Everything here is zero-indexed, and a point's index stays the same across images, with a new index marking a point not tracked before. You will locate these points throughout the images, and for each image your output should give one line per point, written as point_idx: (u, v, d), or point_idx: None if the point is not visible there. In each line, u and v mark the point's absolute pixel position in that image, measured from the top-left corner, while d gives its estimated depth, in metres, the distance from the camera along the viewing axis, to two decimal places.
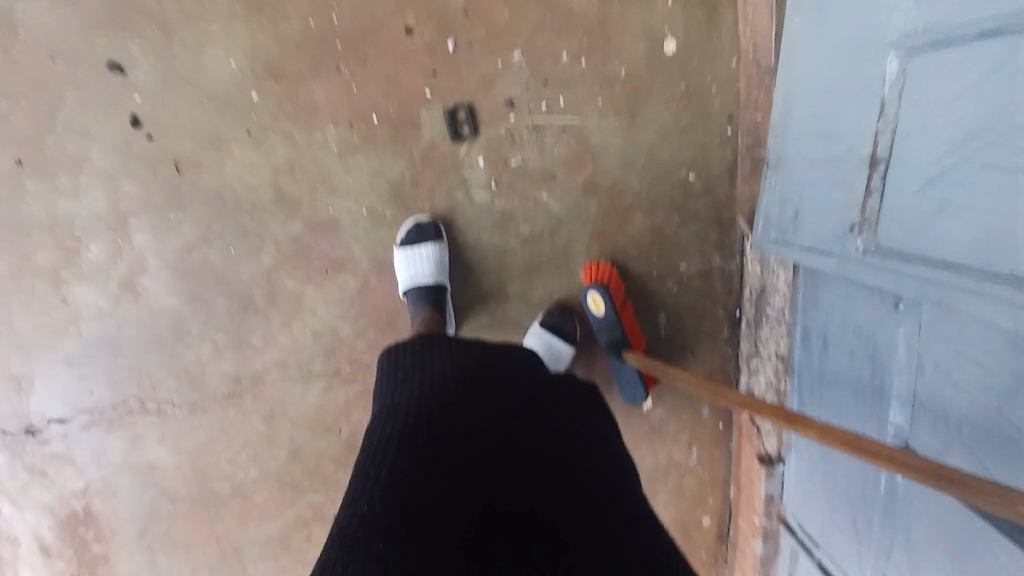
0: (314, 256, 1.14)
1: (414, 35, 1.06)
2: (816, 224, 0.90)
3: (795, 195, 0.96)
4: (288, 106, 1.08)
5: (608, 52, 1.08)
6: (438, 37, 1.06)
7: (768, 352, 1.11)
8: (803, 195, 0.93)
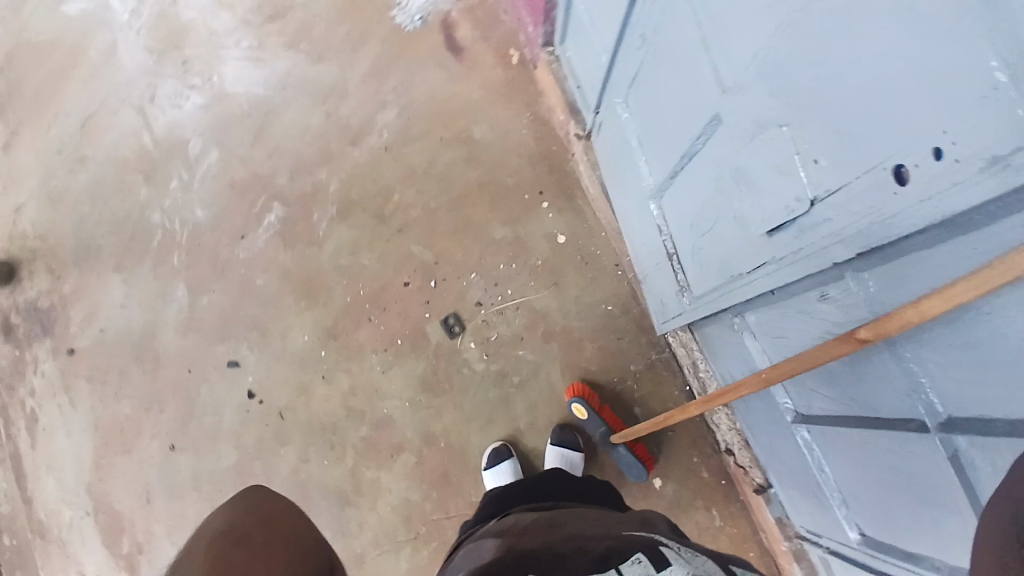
0: (379, 445, 1.54)
1: (592, 351, 1.59)
2: (780, 460, 1.35)
3: (763, 445, 1.40)
4: (496, 359, 1.58)
5: (526, 255, 1.64)
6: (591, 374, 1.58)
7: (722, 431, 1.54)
8: (753, 427, 1.41)
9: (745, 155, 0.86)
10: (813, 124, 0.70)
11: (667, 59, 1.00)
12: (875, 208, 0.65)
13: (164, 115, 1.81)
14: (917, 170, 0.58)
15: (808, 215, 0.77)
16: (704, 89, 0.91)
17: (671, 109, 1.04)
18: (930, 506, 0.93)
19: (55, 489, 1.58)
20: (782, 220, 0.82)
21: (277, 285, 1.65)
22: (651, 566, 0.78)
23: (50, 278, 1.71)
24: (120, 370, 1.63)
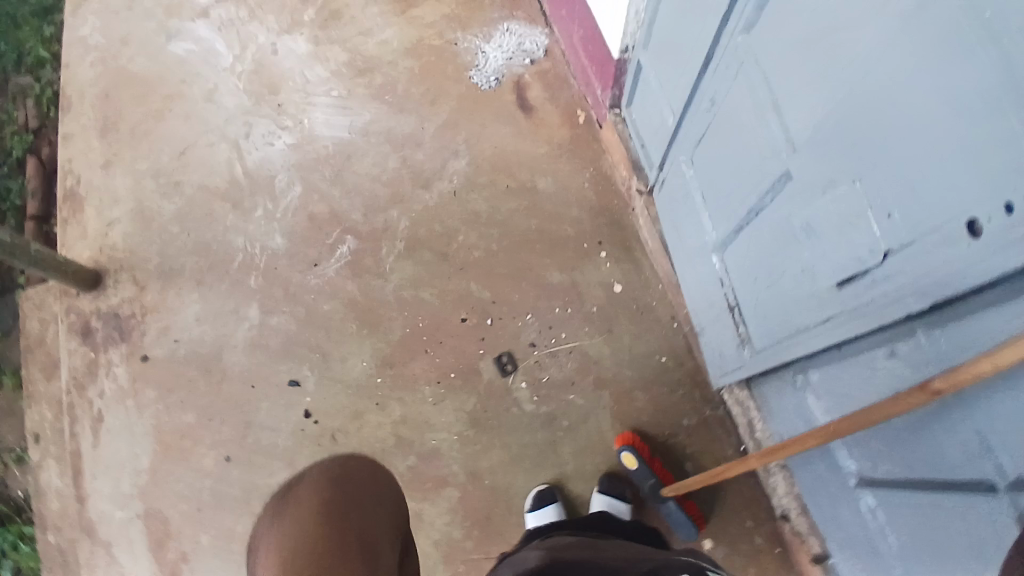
0: (425, 477, 1.56)
1: (642, 401, 1.59)
2: (839, 527, 1.30)
3: (820, 510, 1.34)
4: (546, 400, 1.60)
5: (581, 301, 1.69)
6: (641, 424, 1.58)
7: (776, 495, 1.48)
8: (809, 489, 1.36)
9: (812, 212, 0.91)
10: (881, 180, 0.75)
11: (738, 120, 1.08)
12: (948, 261, 0.69)
13: (256, 150, 1.98)
14: (988, 226, 0.62)
15: (877, 267, 0.81)
16: (772, 150, 0.98)
17: (739, 167, 1.11)
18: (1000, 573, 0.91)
19: (107, 490, 1.63)
20: (850, 273, 0.86)
21: (342, 312, 1.74)
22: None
23: (135, 289, 1.84)
24: (185, 380, 1.72)
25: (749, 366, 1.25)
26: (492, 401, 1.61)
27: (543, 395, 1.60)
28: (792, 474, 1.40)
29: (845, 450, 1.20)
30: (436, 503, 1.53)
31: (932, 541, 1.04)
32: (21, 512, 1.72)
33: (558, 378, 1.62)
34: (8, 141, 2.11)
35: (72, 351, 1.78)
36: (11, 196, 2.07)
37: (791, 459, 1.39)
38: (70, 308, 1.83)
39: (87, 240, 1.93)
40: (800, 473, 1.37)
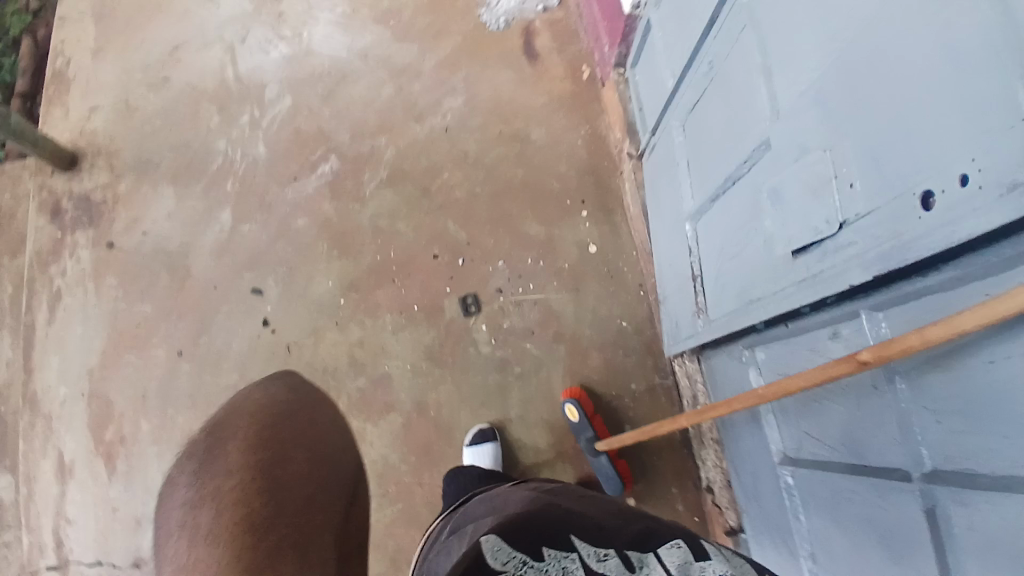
0: (373, 400, 1.58)
1: (595, 359, 1.62)
2: (760, 503, 1.33)
3: (748, 486, 1.38)
4: (503, 344, 1.62)
5: (553, 255, 1.70)
6: (591, 382, 1.61)
7: (710, 465, 1.53)
8: (741, 463, 1.39)
9: (784, 178, 0.89)
10: (850, 145, 0.73)
11: (728, 82, 1.06)
12: (897, 233, 0.67)
13: (250, 57, 1.92)
14: (946, 196, 0.59)
15: (833, 238, 0.78)
16: (756, 111, 0.97)
17: (722, 133, 1.11)
18: (903, 566, 0.89)
19: (57, 368, 1.64)
20: (807, 242, 0.84)
21: (315, 229, 1.73)
22: (690, 552, 0.84)
23: (109, 176, 1.80)
24: (148, 273, 1.71)
25: (702, 334, 1.27)
26: (450, 338, 1.63)
27: (501, 339, 1.63)
28: (727, 445, 1.44)
29: (775, 426, 1.23)
30: (379, 426, 1.57)
31: (838, 526, 1.06)
32: None
33: (518, 326, 1.64)
34: (7, 18, 2.01)
35: (38, 229, 1.76)
36: (1, 72, 1.98)
37: (727, 432, 1.44)
38: (41, 185, 1.79)
39: (68, 120, 1.88)
40: (734, 444, 1.41)
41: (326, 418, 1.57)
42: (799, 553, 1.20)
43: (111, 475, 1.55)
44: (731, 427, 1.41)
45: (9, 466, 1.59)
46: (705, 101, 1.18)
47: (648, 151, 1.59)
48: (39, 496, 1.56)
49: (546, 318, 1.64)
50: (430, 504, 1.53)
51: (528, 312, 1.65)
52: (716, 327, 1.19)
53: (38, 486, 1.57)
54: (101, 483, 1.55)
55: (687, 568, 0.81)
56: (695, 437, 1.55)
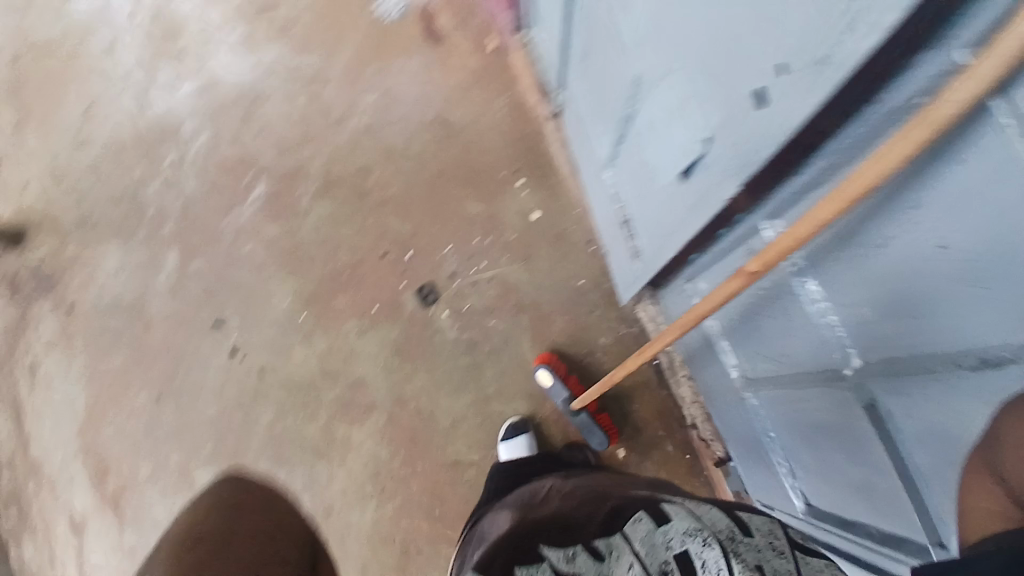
0: (354, 406, 1.62)
1: (558, 321, 1.65)
2: (735, 427, 1.38)
3: (723, 415, 1.42)
4: (468, 326, 1.65)
5: (498, 229, 1.71)
6: (560, 344, 1.64)
7: (687, 400, 1.57)
8: (712, 394, 1.44)
9: (654, 110, 0.98)
10: (697, 67, 0.82)
11: (595, 30, 1.11)
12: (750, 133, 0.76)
13: (161, 99, 1.90)
14: (773, 90, 0.69)
15: (704, 154, 0.89)
16: (622, 53, 1.03)
17: (609, 77, 1.14)
18: (862, 460, 0.96)
19: (47, 438, 1.67)
20: (687, 165, 0.94)
21: (263, 253, 1.74)
22: (652, 521, 0.81)
23: (54, 243, 1.81)
24: (112, 331, 1.73)
25: (643, 277, 1.31)
26: (415, 331, 1.65)
27: (464, 321, 1.65)
28: (698, 378, 1.49)
29: (730, 350, 1.27)
30: (364, 430, 1.60)
31: (804, 434, 1.11)
32: None
33: (480, 306, 1.66)
34: None
35: None
36: None
37: (695, 365, 1.47)
38: None
39: (1, 198, 1.87)
40: (703, 375, 1.45)
41: (312, 432, 1.61)
42: (778, 467, 1.25)
43: (121, 529, 1.60)
44: (697, 360, 1.44)
45: (24, 542, 1.64)
46: (586, 48, 1.21)
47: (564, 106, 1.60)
48: (59, 563, 1.61)
49: (503, 292, 1.66)
50: (426, 492, 1.57)
51: (486, 289, 1.67)
52: (651, 268, 1.24)
53: (56, 551, 1.62)
54: (116, 533, 1.60)
55: (654, 538, 0.77)
56: (668, 376, 1.59)
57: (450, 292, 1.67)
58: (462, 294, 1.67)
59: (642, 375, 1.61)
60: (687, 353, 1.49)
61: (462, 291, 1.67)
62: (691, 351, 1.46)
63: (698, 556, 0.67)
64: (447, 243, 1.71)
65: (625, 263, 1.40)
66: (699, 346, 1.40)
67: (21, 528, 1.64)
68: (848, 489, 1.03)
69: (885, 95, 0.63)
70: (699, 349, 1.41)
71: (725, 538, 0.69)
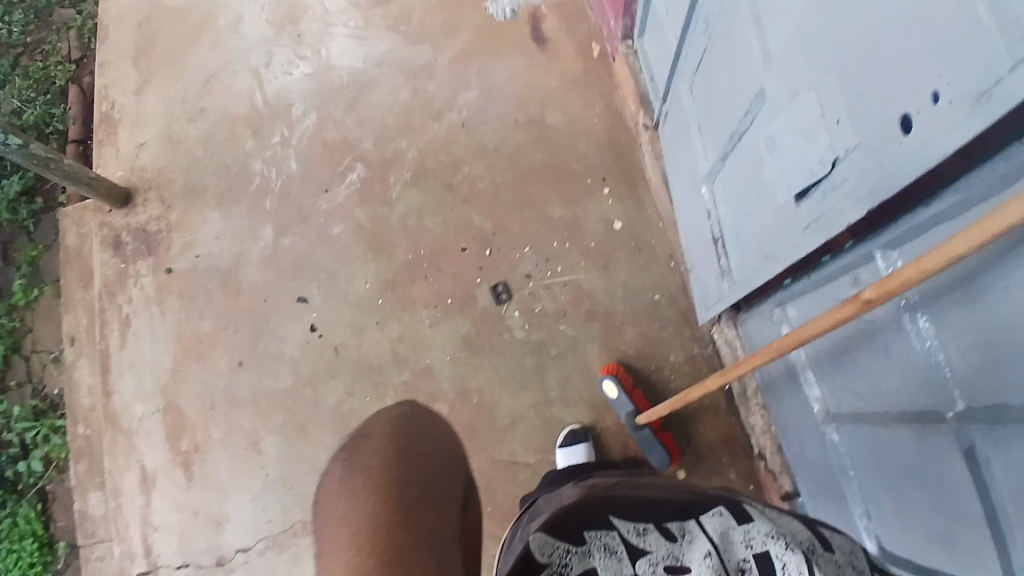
0: (419, 392, 1.65)
1: (630, 333, 1.62)
2: (809, 465, 1.32)
3: (797, 449, 1.36)
4: (538, 327, 1.66)
5: (580, 235, 1.71)
6: (629, 357, 1.61)
7: (756, 430, 1.51)
8: (787, 426, 1.38)
9: (776, 125, 0.96)
10: (836, 87, 0.80)
11: (721, 42, 1.10)
12: (885, 161, 0.73)
13: (276, 79, 2.02)
14: (922, 117, 0.66)
15: (828, 176, 0.86)
16: (748, 68, 1.02)
17: (726, 90, 1.12)
18: (950, 512, 0.89)
19: (135, 385, 1.79)
20: (805, 186, 0.91)
21: (349, 235, 1.81)
22: (732, 518, 0.72)
23: (161, 207, 1.95)
24: (205, 293, 1.84)
25: (729, 296, 1.27)
26: (486, 326, 1.67)
27: (535, 322, 1.66)
28: (772, 409, 1.43)
29: (815, 382, 1.21)
30: (425, 417, 1.63)
31: (888, 481, 1.04)
32: (59, 407, 1.88)
33: (552, 309, 1.66)
34: (53, 70, 2.18)
35: (104, 263, 1.92)
36: (55, 121, 2.14)
37: (771, 394, 1.42)
38: (102, 223, 1.95)
39: (120, 159, 2.02)
40: (779, 407, 1.39)
41: (376, 412, 1.65)
42: (850, 513, 1.18)
43: (189, 480, 1.68)
44: (774, 389, 1.39)
45: (99, 481, 1.74)
46: (704, 59, 1.20)
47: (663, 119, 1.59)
48: (126, 506, 1.70)
49: (577, 298, 1.66)
50: (481, 488, 1.57)
51: (560, 293, 1.67)
52: (740, 287, 1.21)
53: (125, 495, 1.71)
54: (181, 488, 1.68)
55: (730, 535, 0.70)
56: (738, 403, 1.54)
57: (524, 292, 1.68)
58: (536, 295, 1.68)
59: (711, 399, 1.57)
60: (763, 382, 1.44)
61: (536, 292, 1.68)
62: (769, 379, 1.41)
63: (778, 562, 0.64)
64: (526, 243, 1.72)
65: (710, 281, 1.37)
66: (778, 375, 1.35)
67: (88, 478, 1.74)
68: (928, 548, 0.96)
69: None
70: (778, 378, 1.36)
71: (805, 549, 0.65)
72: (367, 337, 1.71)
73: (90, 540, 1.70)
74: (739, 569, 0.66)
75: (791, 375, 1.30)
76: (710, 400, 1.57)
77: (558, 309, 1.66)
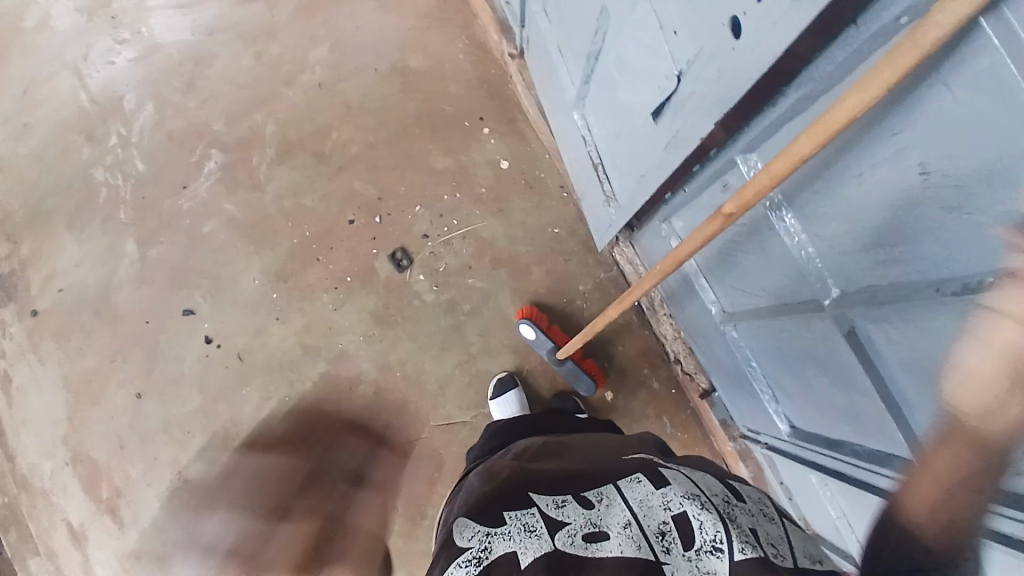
0: (339, 378, 1.59)
1: (536, 273, 1.60)
2: (718, 364, 1.38)
3: (704, 350, 1.42)
4: (445, 287, 1.60)
5: (469, 184, 1.64)
6: (540, 296, 1.60)
7: (668, 338, 1.56)
8: (692, 332, 1.43)
9: (622, 44, 0.91)
10: None
11: None
12: (722, 68, 0.71)
13: (99, 71, 1.75)
14: (749, 18, 0.63)
15: (676, 90, 0.83)
16: None
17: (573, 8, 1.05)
18: (844, 385, 0.94)
19: (31, 444, 1.62)
20: (659, 103, 0.88)
21: (226, 233, 1.66)
22: (650, 482, 0.71)
23: (8, 244, 1.69)
24: (81, 328, 1.65)
25: (615, 220, 1.27)
26: (392, 296, 1.60)
27: (441, 282, 1.61)
28: (677, 316, 1.48)
29: (709, 287, 1.24)
30: (351, 401, 1.58)
31: (785, 368, 1.10)
32: None
33: (457, 265, 1.61)
34: None
35: None
36: None
37: (676, 303, 1.45)
38: None
39: None
40: (681, 311, 1.44)
41: (300, 408, 1.58)
42: (760, 401, 1.26)
43: (120, 524, 1.58)
44: (677, 297, 1.42)
45: (22, 551, 1.60)
46: None
47: (526, 44, 1.51)
48: (59, 568, 1.59)
49: (478, 249, 1.61)
50: (423, 456, 1.56)
51: (461, 247, 1.61)
52: (625, 210, 1.20)
53: (55, 559, 1.59)
54: (114, 535, 1.58)
55: (650, 499, 0.68)
56: (647, 315, 1.58)
57: (425, 254, 1.61)
58: (437, 255, 1.61)
59: (626, 319, 1.59)
60: (663, 291, 1.48)
61: (437, 251, 1.61)
62: (668, 286, 1.45)
63: (695, 522, 0.64)
64: (415, 203, 1.64)
65: (597, 206, 1.36)
66: (676, 283, 1.39)
67: (21, 545, 1.59)
68: (832, 420, 1.03)
69: (870, 15, 0.58)
70: (676, 287, 1.40)
71: (718, 504, 0.67)
72: (269, 335, 1.60)
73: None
74: (660, 532, 0.64)
75: (685, 284, 1.34)
76: (625, 320, 1.59)
77: (462, 263, 1.61)
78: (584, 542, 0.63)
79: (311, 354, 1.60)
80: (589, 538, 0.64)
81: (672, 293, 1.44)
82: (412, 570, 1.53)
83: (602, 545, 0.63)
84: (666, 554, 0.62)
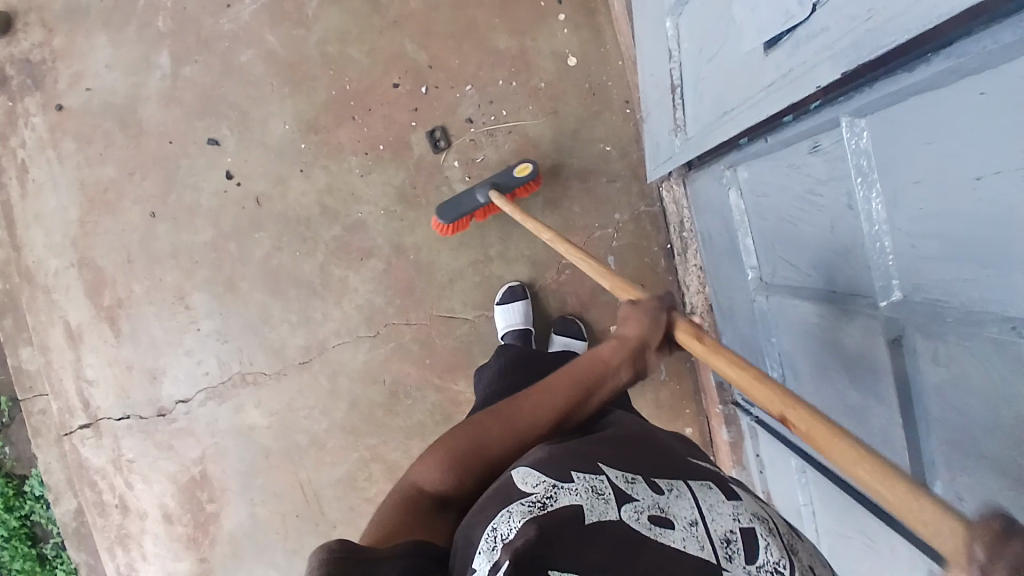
0: (352, 246, 1.55)
1: (575, 189, 1.51)
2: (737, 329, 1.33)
3: (725, 310, 1.36)
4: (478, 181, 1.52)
5: (529, 74, 1.49)
6: (573, 214, 1.51)
7: (690, 288, 1.50)
8: (719, 290, 1.37)
9: None
10: None
11: None
12: (874, 10, 0.58)
13: None
14: None
15: (805, 23, 0.69)
16: None
17: None
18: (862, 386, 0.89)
19: (42, 240, 1.63)
20: (778, 32, 0.75)
21: (263, 66, 1.54)
22: (720, 492, 0.64)
23: (41, 30, 1.59)
24: (103, 134, 1.59)
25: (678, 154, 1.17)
26: (422, 177, 1.53)
27: (474, 174, 1.52)
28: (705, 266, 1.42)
29: (753, 251, 1.16)
30: (358, 271, 1.56)
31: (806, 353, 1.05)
32: None
33: (495, 160, 1.51)
34: None
35: None
36: None
37: (711, 256, 1.37)
38: None
39: None
40: (714, 263, 1.37)
41: (308, 266, 1.57)
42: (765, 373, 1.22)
43: (119, 335, 1.63)
44: (715, 251, 1.34)
45: (24, 338, 1.67)
46: None
47: None
48: (57, 361, 1.66)
49: (522, 148, 1.50)
50: (419, 341, 1.57)
51: (504, 142, 1.51)
52: (692, 145, 1.09)
53: (53, 352, 1.66)
54: (111, 344, 1.63)
55: (718, 505, 0.62)
56: (677, 259, 1.51)
57: (466, 140, 1.51)
58: (477, 145, 1.51)
59: (654, 259, 1.52)
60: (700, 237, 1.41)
61: (479, 141, 1.51)
62: (706, 233, 1.37)
63: (762, 542, 0.58)
64: (466, 82, 1.50)
65: (660, 132, 1.24)
66: (717, 235, 1.31)
67: (16, 334, 1.66)
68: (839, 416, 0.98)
69: None
70: (717, 239, 1.32)
71: (785, 537, 0.60)
72: (290, 186, 1.55)
73: (29, 395, 1.68)
74: (725, 539, 0.57)
75: (728, 239, 1.25)
76: (653, 260, 1.52)
77: (501, 159, 1.51)
78: (649, 522, 0.57)
79: (328, 215, 1.55)
80: (654, 521, 0.57)
81: (710, 245, 1.36)
82: (386, 441, 1.59)
83: (666, 533, 0.56)
84: (728, 563, 0.56)
